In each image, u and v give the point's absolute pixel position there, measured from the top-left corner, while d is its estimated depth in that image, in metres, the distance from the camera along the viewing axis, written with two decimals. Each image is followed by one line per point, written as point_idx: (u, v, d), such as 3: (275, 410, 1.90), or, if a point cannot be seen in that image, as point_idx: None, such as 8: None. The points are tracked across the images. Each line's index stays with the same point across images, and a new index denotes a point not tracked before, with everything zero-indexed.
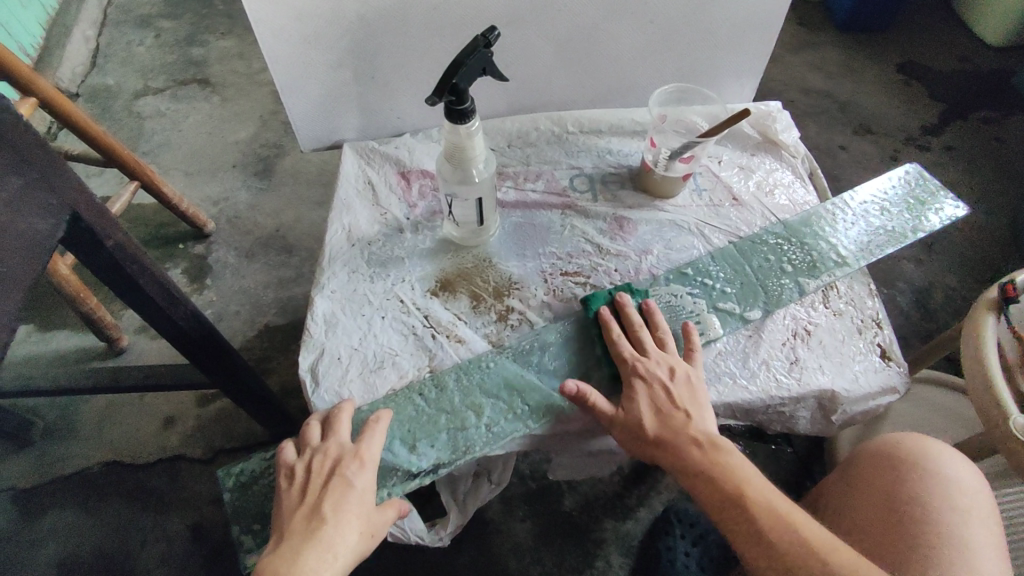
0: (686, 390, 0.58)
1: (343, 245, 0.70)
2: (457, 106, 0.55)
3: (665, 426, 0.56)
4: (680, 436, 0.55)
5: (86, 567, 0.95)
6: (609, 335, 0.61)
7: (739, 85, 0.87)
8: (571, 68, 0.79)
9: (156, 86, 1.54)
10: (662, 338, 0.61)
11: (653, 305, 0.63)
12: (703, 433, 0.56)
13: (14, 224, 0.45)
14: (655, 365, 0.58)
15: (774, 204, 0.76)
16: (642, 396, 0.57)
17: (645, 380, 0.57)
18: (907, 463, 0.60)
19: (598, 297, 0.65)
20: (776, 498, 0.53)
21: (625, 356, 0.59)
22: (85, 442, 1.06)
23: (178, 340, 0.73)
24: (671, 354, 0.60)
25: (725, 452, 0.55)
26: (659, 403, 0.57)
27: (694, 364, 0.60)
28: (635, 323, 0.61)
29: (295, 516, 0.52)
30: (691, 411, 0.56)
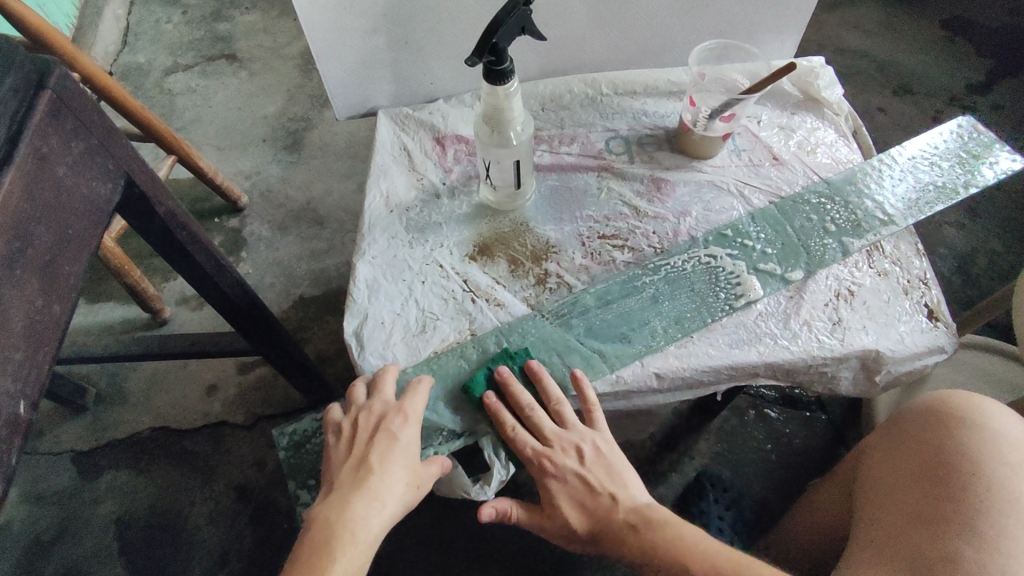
0: (600, 470, 0.58)
1: (381, 212, 0.70)
2: (496, 66, 0.55)
3: (591, 517, 0.56)
4: (611, 524, 0.56)
5: (140, 524, 1.00)
6: (506, 430, 0.57)
7: (780, 42, 0.84)
8: (606, 28, 0.77)
9: (186, 63, 1.56)
10: (561, 413, 0.59)
11: (536, 365, 0.59)
12: (630, 509, 0.57)
13: (80, 188, 0.47)
14: (562, 456, 0.57)
15: (817, 163, 0.74)
16: (558, 492, 0.56)
17: (556, 477, 0.57)
18: (955, 417, 0.60)
19: (477, 379, 0.59)
20: (722, 556, 0.53)
21: (529, 453, 0.57)
22: (134, 408, 1.10)
23: (223, 307, 0.75)
24: (573, 429, 0.59)
25: (658, 523, 0.55)
26: (579, 495, 0.57)
27: (599, 431, 0.59)
28: (524, 404, 0.58)
29: (343, 467, 0.54)
30: (613, 492, 0.57)
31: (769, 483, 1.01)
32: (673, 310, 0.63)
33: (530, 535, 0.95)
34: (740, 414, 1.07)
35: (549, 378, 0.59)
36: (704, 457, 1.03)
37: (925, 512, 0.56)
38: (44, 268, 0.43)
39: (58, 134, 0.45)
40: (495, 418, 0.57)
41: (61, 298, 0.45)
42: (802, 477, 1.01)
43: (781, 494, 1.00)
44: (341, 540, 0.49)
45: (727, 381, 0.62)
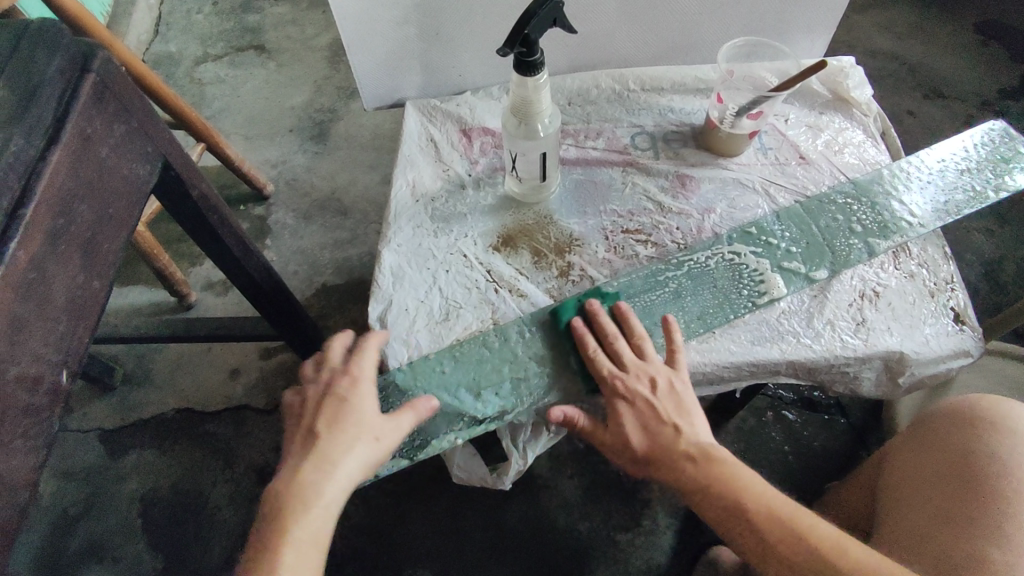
0: (672, 403, 0.56)
1: (407, 200, 0.71)
2: (527, 58, 0.56)
3: (655, 443, 0.55)
4: (674, 452, 0.55)
5: (163, 502, 1.03)
6: (586, 351, 0.59)
7: (810, 40, 0.84)
8: (635, 23, 0.78)
9: (216, 53, 1.59)
10: (641, 346, 0.59)
11: (627, 308, 0.61)
12: (694, 445, 0.55)
13: (120, 169, 0.48)
14: (635, 380, 0.57)
15: (843, 163, 0.74)
16: (627, 415, 0.56)
17: (626, 400, 0.56)
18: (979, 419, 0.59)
19: (567, 306, 0.63)
20: (779, 504, 0.53)
21: (603, 373, 0.57)
22: (160, 389, 1.13)
23: (250, 291, 0.77)
24: (651, 362, 0.58)
25: (721, 461, 0.54)
26: (645, 421, 0.56)
27: (678, 369, 0.58)
28: (609, 333, 0.60)
29: (295, 439, 0.54)
30: (680, 424, 0.55)
31: (785, 485, 1.01)
32: (694, 304, 0.64)
33: (544, 527, 0.96)
34: (758, 414, 1.07)
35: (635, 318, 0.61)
36: None
37: (951, 515, 0.55)
38: (86, 244, 0.44)
39: (101, 116, 0.46)
40: (579, 340, 0.60)
41: (100, 274, 0.46)
42: (819, 480, 1.01)
43: (797, 497, 0.99)
44: (297, 507, 0.49)
45: (747, 378, 0.62)
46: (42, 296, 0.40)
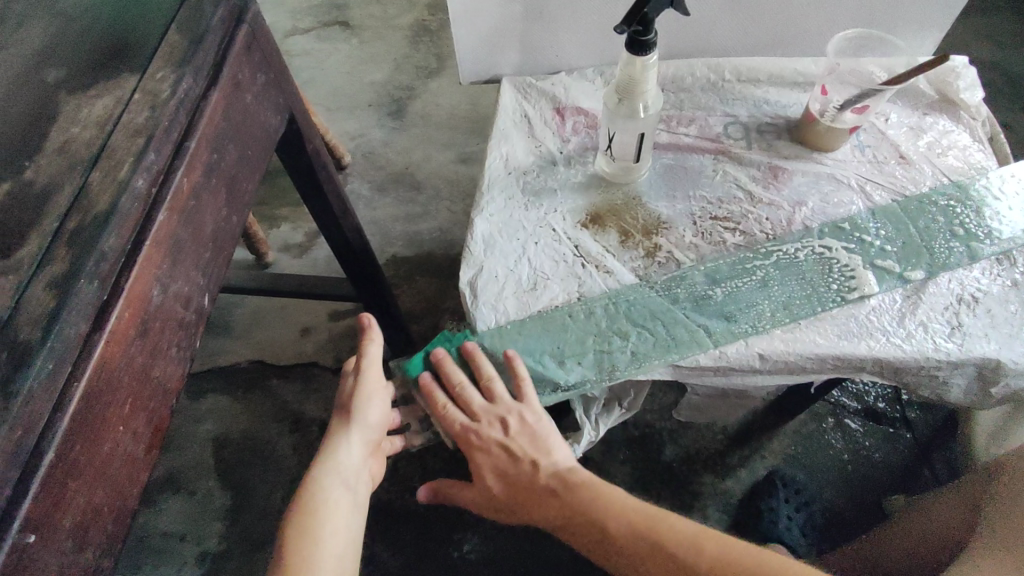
0: (526, 439, 0.61)
1: (500, 172, 0.73)
2: (641, 37, 0.57)
3: (517, 483, 0.61)
4: (536, 489, 0.60)
5: (234, 446, 1.09)
6: (437, 406, 0.61)
7: (919, 39, 0.81)
8: (738, 12, 0.77)
9: (304, 26, 1.65)
10: (491, 389, 0.61)
11: (472, 348, 0.61)
12: (550, 475, 0.61)
13: (259, 116, 0.52)
14: (488, 427, 0.61)
15: (946, 165, 0.72)
16: (485, 463, 0.62)
17: (482, 449, 0.61)
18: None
19: (415, 361, 0.64)
20: (635, 512, 0.57)
21: (457, 428, 0.61)
22: (236, 340, 1.20)
23: (340, 249, 0.81)
24: (500, 403, 0.61)
25: (576, 486, 0.59)
26: (501, 466, 0.62)
27: (528, 404, 0.61)
28: (455, 382, 0.61)
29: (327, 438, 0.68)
30: (538, 459, 0.61)
31: (844, 494, 0.99)
32: (781, 293, 0.64)
33: None
34: (819, 420, 1.05)
35: (484, 357, 0.62)
36: (776, 458, 1.02)
37: None
38: (230, 183, 0.48)
39: (249, 66, 0.50)
40: (428, 394, 0.62)
41: (238, 212, 0.51)
42: (881, 493, 0.98)
43: (856, 508, 0.97)
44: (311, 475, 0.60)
45: (829, 372, 0.61)
46: (197, 224, 0.44)
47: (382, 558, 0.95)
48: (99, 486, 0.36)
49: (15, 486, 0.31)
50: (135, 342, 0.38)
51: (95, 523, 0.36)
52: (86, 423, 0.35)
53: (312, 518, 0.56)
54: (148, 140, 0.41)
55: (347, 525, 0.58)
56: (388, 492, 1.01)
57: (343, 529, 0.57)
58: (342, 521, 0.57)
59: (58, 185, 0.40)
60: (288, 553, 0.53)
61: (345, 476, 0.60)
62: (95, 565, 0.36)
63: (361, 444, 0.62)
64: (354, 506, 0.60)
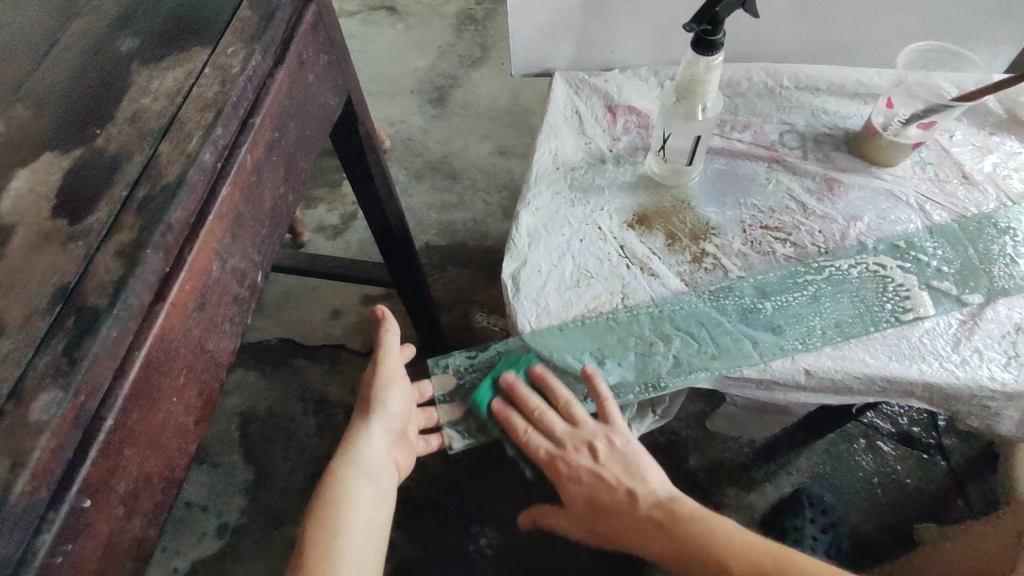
0: (616, 463, 0.60)
1: (549, 167, 0.73)
2: (710, 37, 0.55)
3: (615, 513, 0.59)
4: (635, 519, 0.58)
5: (260, 422, 1.10)
6: (518, 434, 0.62)
7: (991, 54, 0.78)
8: (802, 17, 0.75)
9: (350, 10, 1.66)
10: (572, 414, 0.62)
11: (542, 370, 0.61)
12: (652, 503, 0.58)
13: (319, 97, 0.52)
14: (574, 451, 0.61)
15: (1011, 189, 0.69)
16: (577, 491, 0.60)
17: (572, 476, 0.61)
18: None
19: (482, 389, 0.64)
20: (754, 546, 0.53)
21: (542, 455, 0.62)
22: (267, 318, 1.21)
23: (381, 234, 0.81)
24: (585, 426, 0.62)
25: (682, 515, 0.57)
26: (595, 493, 0.60)
27: (614, 428, 0.61)
28: (533, 408, 0.62)
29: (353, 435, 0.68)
30: (630, 486, 0.59)
31: (871, 518, 0.96)
32: (832, 308, 0.62)
33: None
34: (850, 440, 1.03)
35: (554, 379, 0.62)
36: (803, 475, 1.00)
37: None
38: (289, 162, 0.49)
39: (314, 44, 0.50)
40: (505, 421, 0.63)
41: (294, 190, 0.51)
42: (912, 521, 0.96)
43: (881, 533, 0.95)
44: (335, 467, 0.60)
45: (876, 395, 0.60)
46: (257, 200, 0.44)
47: (399, 545, 0.96)
48: (151, 454, 0.36)
49: (75, 451, 0.32)
50: (192, 314, 0.39)
51: (146, 490, 0.36)
52: (143, 392, 0.35)
53: (334, 508, 0.56)
54: (217, 114, 0.41)
55: (369, 517, 0.57)
56: (407, 479, 1.01)
57: (366, 520, 0.57)
58: (366, 510, 0.57)
59: (127, 153, 0.41)
60: (313, 545, 0.53)
61: (369, 468, 0.60)
62: (143, 532, 0.37)
63: (382, 436, 0.62)
64: (378, 495, 0.59)
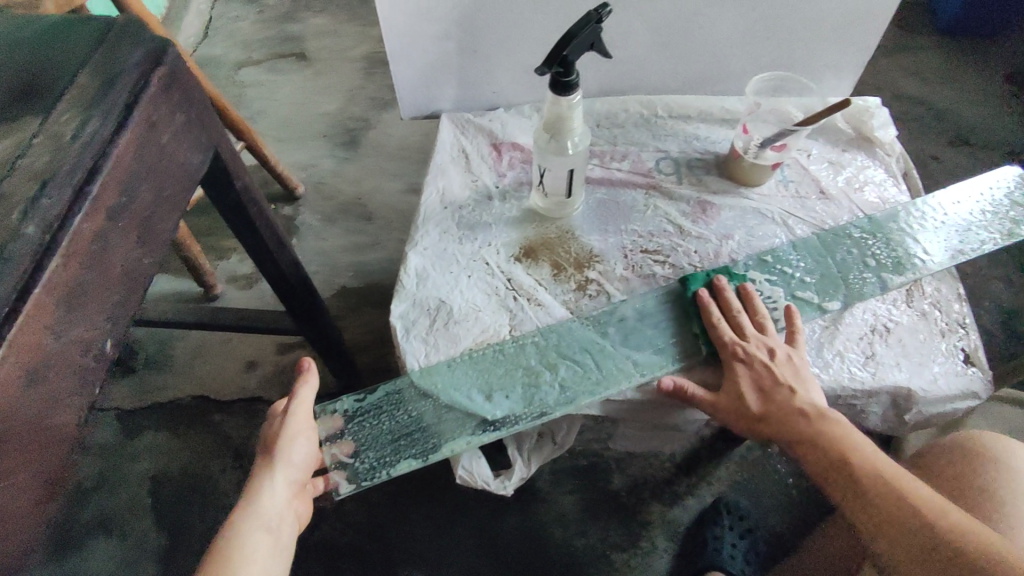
0: (789, 371, 0.59)
1: (436, 207, 0.74)
2: (564, 78, 0.58)
3: (771, 402, 0.58)
4: (787, 410, 0.57)
5: (173, 485, 1.05)
6: (709, 316, 0.63)
7: (837, 79, 0.86)
8: (665, 53, 0.80)
9: (257, 58, 1.65)
10: (761, 322, 0.63)
11: (752, 289, 0.65)
12: (810, 405, 0.57)
13: (179, 155, 0.51)
14: (755, 348, 0.61)
15: (862, 201, 0.76)
16: (744, 376, 0.60)
17: (745, 363, 0.60)
18: (988, 457, 0.60)
19: (696, 278, 0.67)
20: (896, 470, 0.52)
21: (725, 339, 0.61)
22: (178, 375, 1.16)
23: (277, 284, 0.80)
24: (771, 336, 0.62)
25: (836, 422, 0.56)
26: (762, 380, 0.59)
27: (797, 349, 0.61)
28: (734, 306, 0.64)
29: None
30: (795, 386, 0.58)
31: (787, 519, 1.00)
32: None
33: (542, 542, 0.98)
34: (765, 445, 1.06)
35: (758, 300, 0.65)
36: (721, 485, 1.03)
37: None
38: (144, 223, 0.48)
39: (168, 105, 0.49)
40: (702, 309, 0.64)
41: (153, 250, 0.50)
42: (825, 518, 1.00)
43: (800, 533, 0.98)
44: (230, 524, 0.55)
45: None
46: (104, 266, 0.44)
47: None
48: None
49: None
50: (22, 392, 0.37)
51: None
52: None
53: (225, 568, 0.50)
54: (48, 185, 0.41)
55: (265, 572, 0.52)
56: (331, 528, 0.98)
57: None
58: (260, 567, 0.52)
59: None
60: None
61: (267, 521, 0.55)
62: None
63: (284, 485, 0.57)
64: (273, 551, 0.54)
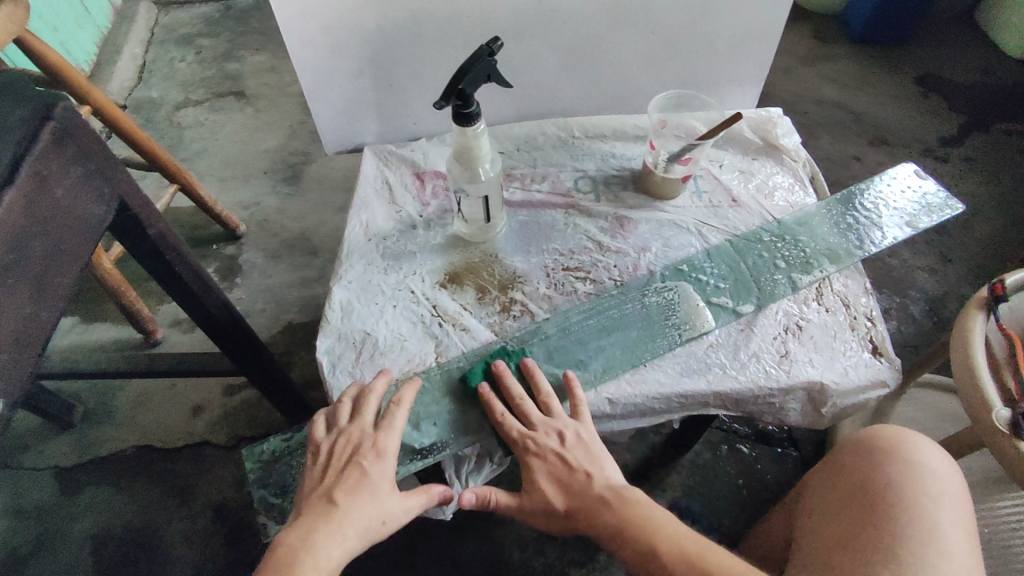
0: (581, 452, 0.59)
1: (360, 239, 0.75)
2: (464, 109, 0.60)
3: (572, 495, 0.58)
4: (588, 500, 0.57)
5: (117, 541, 1.01)
6: (494, 415, 0.60)
7: (742, 93, 0.90)
8: (577, 77, 0.84)
9: (195, 99, 1.64)
10: (548, 404, 0.61)
11: (532, 364, 0.63)
12: (606, 487, 0.58)
13: (77, 209, 0.51)
14: (544, 436, 0.59)
15: (772, 205, 0.79)
16: (540, 471, 0.58)
17: (539, 457, 0.58)
18: (889, 451, 0.65)
19: (475, 370, 0.63)
20: (687, 543, 0.55)
21: (514, 436, 0.59)
22: (120, 426, 1.13)
23: (208, 327, 0.79)
24: (558, 417, 0.60)
25: (632, 502, 0.57)
26: (559, 474, 0.58)
27: (584, 423, 0.60)
28: (516, 394, 0.61)
29: (312, 492, 0.56)
30: (591, 470, 0.58)
31: (740, 519, 1.02)
32: (629, 330, 0.68)
33: (500, 564, 0.97)
34: (714, 448, 1.08)
35: (540, 373, 0.63)
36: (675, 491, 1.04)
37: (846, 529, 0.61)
38: (37, 280, 0.48)
39: (59, 160, 0.49)
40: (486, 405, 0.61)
41: (49, 306, 0.50)
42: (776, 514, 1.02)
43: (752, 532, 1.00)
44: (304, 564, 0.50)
45: (678, 410, 0.65)
46: None
47: None
48: None
49: None
50: None
51: None
52: None
53: None
54: None
55: None
56: None
57: None
58: None
59: None
60: None
61: None
62: None
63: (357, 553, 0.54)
64: None
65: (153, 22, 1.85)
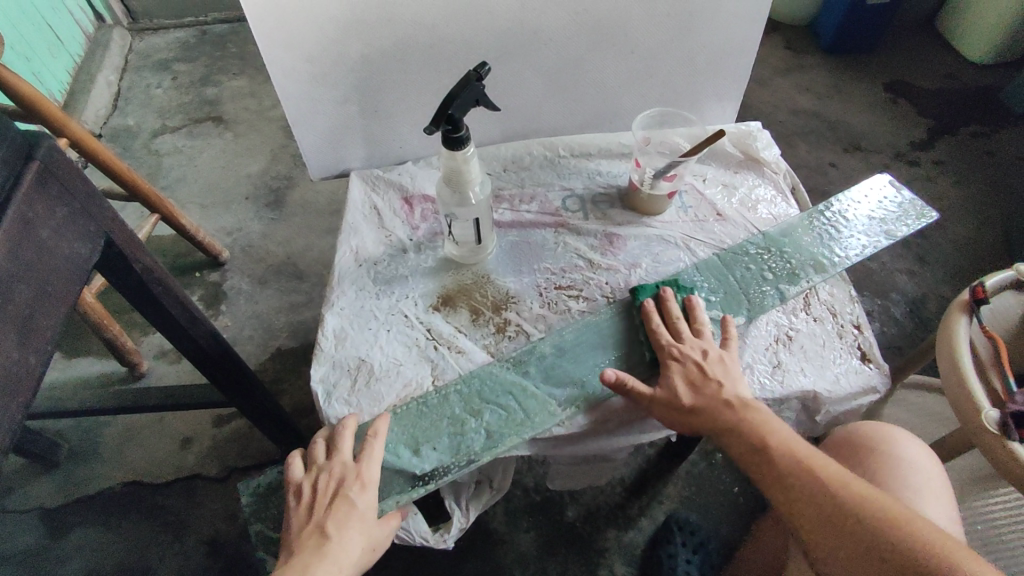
0: (720, 368, 0.61)
1: (350, 265, 0.75)
2: (454, 133, 0.60)
3: (699, 396, 0.60)
4: (715, 403, 0.59)
5: None
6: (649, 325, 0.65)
7: (721, 108, 0.92)
8: (560, 97, 0.85)
9: (173, 125, 1.63)
10: (699, 327, 0.65)
11: (696, 301, 0.67)
12: (736, 398, 0.59)
13: (62, 249, 0.51)
14: (689, 348, 0.63)
15: (756, 218, 0.81)
16: (676, 372, 0.61)
17: (679, 361, 0.62)
18: (871, 449, 0.65)
19: (646, 287, 0.69)
20: (804, 450, 0.56)
21: (662, 342, 0.63)
22: (106, 463, 1.10)
23: (198, 360, 0.78)
24: (705, 338, 0.64)
25: (759, 413, 0.58)
26: (693, 377, 0.61)
27: (729, 350, 0.63)
28: (674, 313, 0.66)
29: (301, 532, 0.54)
30: (724, 382, 0.60)
31: (738, 527, 1.02)
32: (628, 342, 0.67)
33: None
34: (708, 457, 1.09)
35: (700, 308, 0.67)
36: (673, 501, 1.04)
37: None
38: (22, 323, 0.47)
39: (43, 200, 0.49)
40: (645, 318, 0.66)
41: (35, 350, 0.49)
42: None
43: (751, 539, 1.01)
44: None
45: None
46: None
47: None
48: None
49: None
50: None
51: None
52: None
53: None
54: None
55: None
56: None
57: None
58: None
59: None
60: None
61: None
62: None
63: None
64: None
65: (127, 49, 1.84)
